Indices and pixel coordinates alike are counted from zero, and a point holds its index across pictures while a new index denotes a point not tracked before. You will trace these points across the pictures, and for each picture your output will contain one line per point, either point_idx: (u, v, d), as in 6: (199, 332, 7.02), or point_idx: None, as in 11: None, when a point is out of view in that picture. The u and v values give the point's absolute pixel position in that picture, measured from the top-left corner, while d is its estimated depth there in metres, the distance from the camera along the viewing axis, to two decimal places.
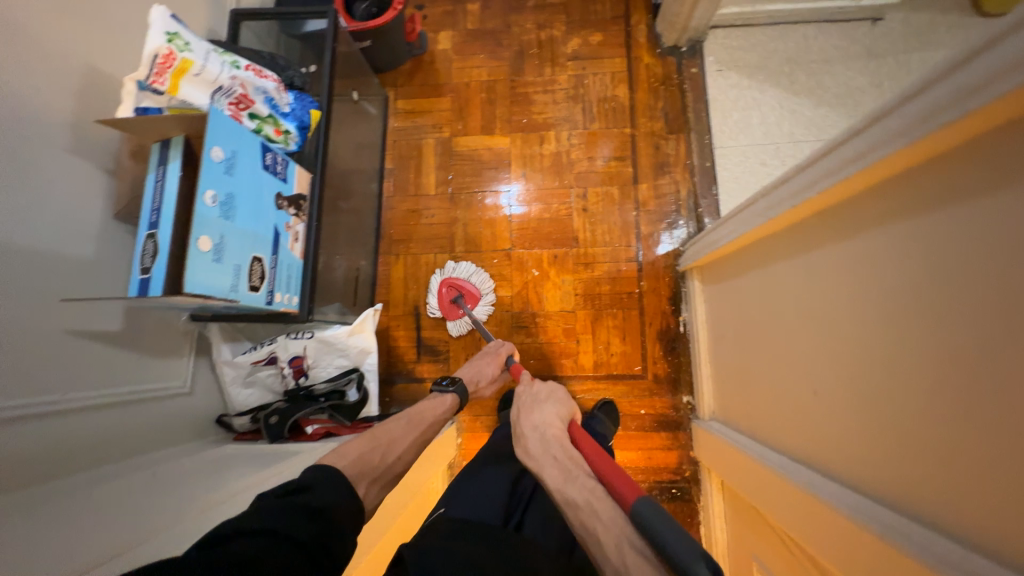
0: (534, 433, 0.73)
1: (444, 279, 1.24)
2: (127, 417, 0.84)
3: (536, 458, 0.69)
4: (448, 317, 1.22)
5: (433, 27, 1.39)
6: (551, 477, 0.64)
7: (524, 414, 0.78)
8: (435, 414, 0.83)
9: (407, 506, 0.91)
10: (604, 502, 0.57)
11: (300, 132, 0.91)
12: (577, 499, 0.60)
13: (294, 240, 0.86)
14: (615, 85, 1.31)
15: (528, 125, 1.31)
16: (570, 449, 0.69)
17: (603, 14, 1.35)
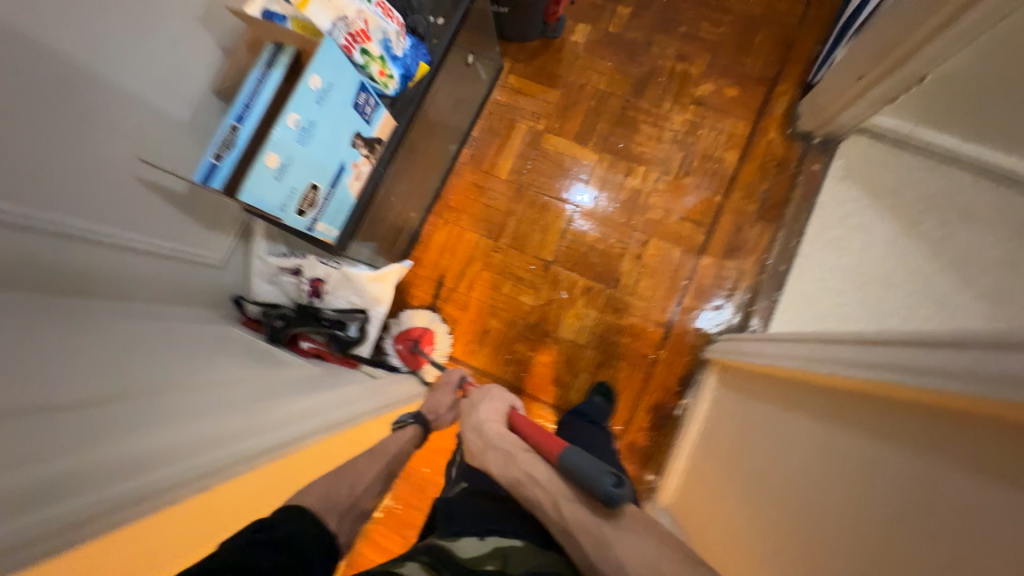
0: (473, 432, 0.84)
1: (396, 337, 1.25)
2: (165, 270, 0.91)
3: (480, 452, 0.79)
4: (416, 369, 1.22)
5: (577, 15, 1.33)
6: (494, 464, 0.75)
7: (466, 420, 0.89)
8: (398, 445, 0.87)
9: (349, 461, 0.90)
10: (540, 470, 0.69)
11: (402, 80, 0.91)
12: (519, 477, 0.71)
13: (354, 178, 0.88)
14: (727, 147, 1.23)
15: (624, 152, 1.26)
16: (506, 432, 0.81)
17: (751, 69, 1.24)
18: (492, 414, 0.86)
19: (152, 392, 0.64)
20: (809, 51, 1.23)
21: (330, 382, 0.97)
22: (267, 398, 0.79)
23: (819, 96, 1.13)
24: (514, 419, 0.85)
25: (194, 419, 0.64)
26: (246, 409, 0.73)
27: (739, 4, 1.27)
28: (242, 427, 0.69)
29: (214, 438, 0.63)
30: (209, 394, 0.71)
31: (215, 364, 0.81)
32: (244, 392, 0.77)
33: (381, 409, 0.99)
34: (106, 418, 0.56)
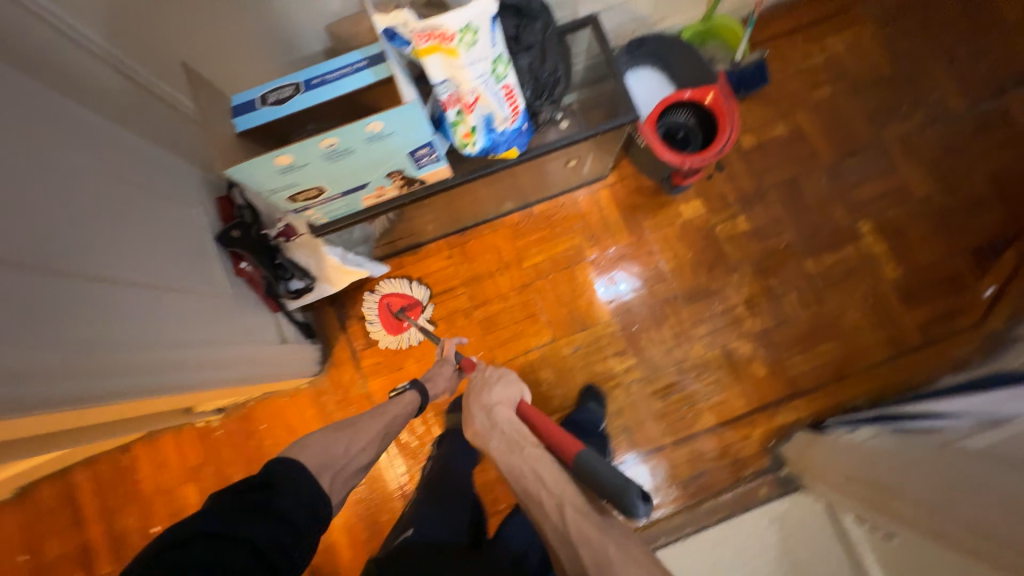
0: (481, 410, 0.75)
1: (383, 296, 1.24)
2: (164, 121, 0.93)
3: (488, 437, 0.72)
4: (393, 332, 1.23)
5: (702, 190, 1.24)
6: (500, 452, 0.69)
7: (473, 393, 0.79)
8: (394, 415, 0.86)
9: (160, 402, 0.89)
10: (548, 470, 0.64)
11: (483, 150, 0.85)
12: (521, 469, 0.65)
13: (373, 196, 0.85)
14: (710, 407, 1.17)
15: (632, 334, 1.21)
16: (515, 420, 0.73)
17: (789, 366, 1.17)
18: (503, 395, 0.77)
19: (48, 269, 0.63)
20: (848, 397, 1.14)
21: (227, 326, 0.98)
22: (150, 337, 0.78)
23: (815, 448, 1.04)
24: (524, 406, 0.76)
25: (54, 341, 0.62)
26: (114, 347, 0.71)
27: (835, 304, 1.18)
28: (92, 367, 0.67)
29: (50, 370, 0.61)
30: (97, 297, 0.70)
31: (141, 261, 0.80)
32: (138, 309, 0.77)
33: (237, 381, 0.96)
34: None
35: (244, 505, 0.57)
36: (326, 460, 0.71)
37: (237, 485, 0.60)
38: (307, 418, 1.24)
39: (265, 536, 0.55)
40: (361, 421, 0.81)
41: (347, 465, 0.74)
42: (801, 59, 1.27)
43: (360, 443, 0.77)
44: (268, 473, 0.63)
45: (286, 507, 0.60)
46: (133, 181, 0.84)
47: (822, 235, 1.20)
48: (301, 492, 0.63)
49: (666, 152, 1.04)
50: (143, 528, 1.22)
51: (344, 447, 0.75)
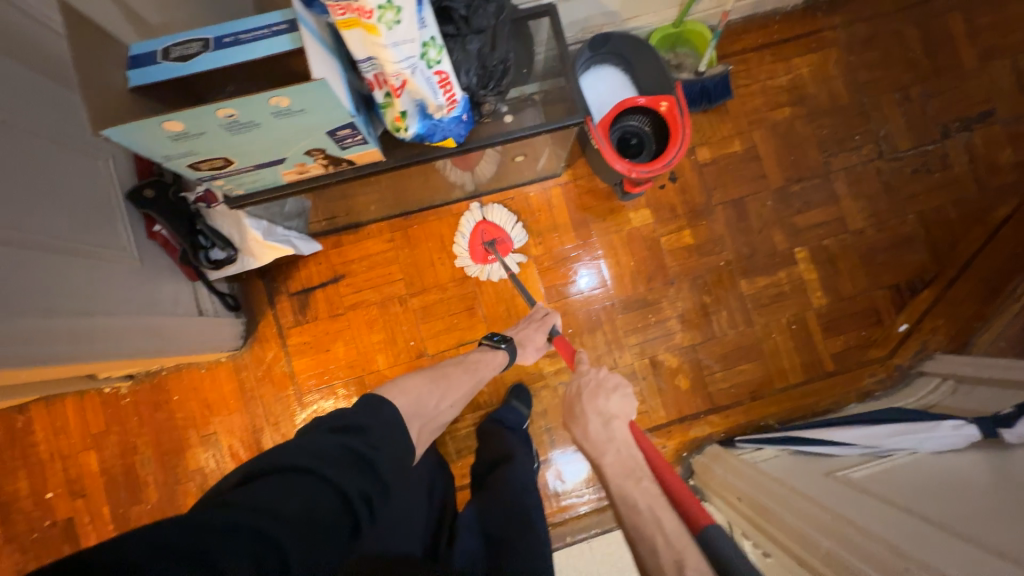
0: (598, 418, 0.77)
1: (478, 223, 1.21)
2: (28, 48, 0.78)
3: (601, 446, 0.74)
4: (477, 259, 1.21)
5: (653, 199, 1.23)
6: (613, 473, 0.70)
7: (589, 395, 0.81)
8: (483, 369, 0.98)
9: (39, 373, 0.81)
10: (667, 515, 0.62)
11: (418, 135, 0.81)
12: (639, 500, 0.65)
13: (294, 172, 0.80)
14: (634, 414, 1.20)
15: (566, 337, 1.21)
16: (632, 447, 0.74)
17: (711, 381, 1.20)
18: (622, 409, 0.78)
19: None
20: (760, 416, 1.19)
21: (126, 293, 0.90)
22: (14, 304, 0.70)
23: (720, 463, 1.09)
24: (639, 431, 0.76)
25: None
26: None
27: (762, 325, 1.22)
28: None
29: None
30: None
31: (13, 216, 0.72)
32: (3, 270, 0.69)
33: (138, 353, 0.91)
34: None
35: (337, 446, 0.58)
36: (419, 409, 0.81)
37: (331, 424, 0.61)
38: (225, 393, 1.20)
39: (354, 484, 0.54)
40: (453, 375, 0.92)
41: (433, 414, 0.85)
42: (766, 78, 1.26)
43: (448, 398, 0.89)
44: (356, 418, 0.64)
45: (369, 453, 0.59)
46: (14, 123, 0.74)
47: (760, 257, 1.23)
48: (387, 442, 0.63)
49: (617, 159, 1.02)
50: (37, 493, 1.16)
51: (435, 400, 0.85)
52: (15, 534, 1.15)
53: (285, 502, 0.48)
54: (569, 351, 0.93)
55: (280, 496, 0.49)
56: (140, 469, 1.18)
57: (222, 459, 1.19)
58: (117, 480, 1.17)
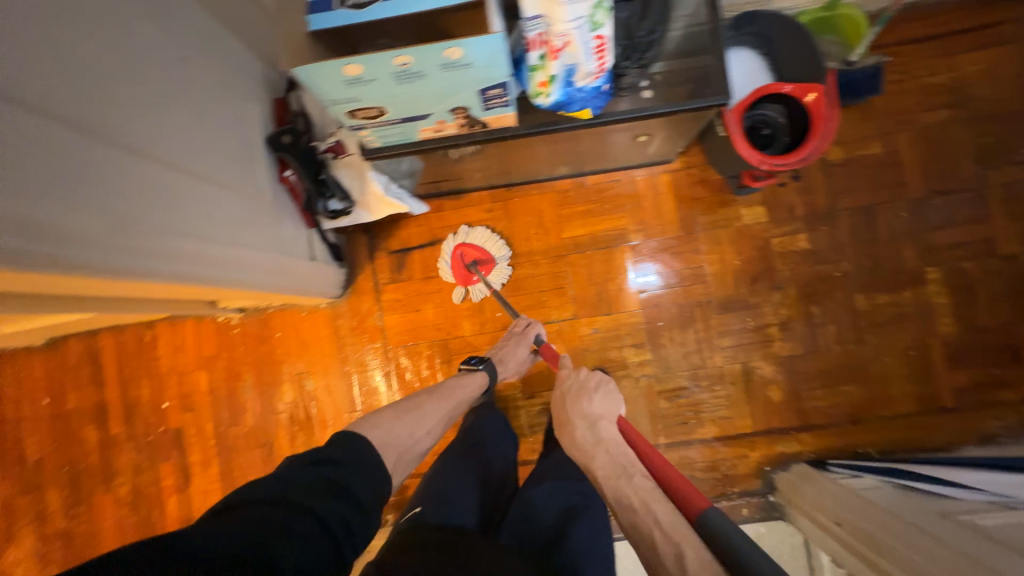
0: (585, 422, 0.85)
1: (456, 246, 1.21)
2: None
3: (592, 450, 0.80)
4: (463, 284, 1.21)
5: (769, 197, 1.16)
6: (605, 473, 0.75)
7: (574, 404, 0.89)
8: (466, 390, 0.96)
9: (188, 291, 0.89)
10: (657, 503, 0.64)
11: (556, 104, 0.79)
12: (629, 494, 0.68)
13: (431, 129, 0.81)
14: (716, 418, 1.15)
15: (654, 329, 1.18)
16: (621, 444, 0.79)
17: (806, 397, 1.13)
18: (605, 409, 0.85)
19: (97, 135, 0.62)
20: (858, 443, 1.11)
21: (262, 231, 0.97)
22: (186, 226, 0.76)
23: (809, 483, 1.03)
24: (627, 427, 0.81)
25: (94, 208, 0.61)
26: (149, 227, 0.69)
27: (874, 346, 1.12)
28: (124, 244, 0.66)
29: (83, 234, 0.60)
30: (138, 173, 0.68)
31: (192, 147, 0.79)
32: (181, 193, 0.75)
33: (266, 288, 0.98)
34: (25, 144, 0.53)
35: (315, 479, 0.61)
36: (394, 441, 0.78)
37: (305, 458, 0.65)
38: (320, 336, 1.28)
39: (331, 513, 0.58)
40: (428, 405, 0.88)
41: (409, 445, 0.80)
42: (922, 75, 1.13)
43: (423, 427, 0.84)
44: (331, 452, 0.68)
45: (347, 482, 0.63)
46: (192, 60, 0.81)
47: (882, 272, 1.12)
48: (362, 472, 0.67)
49: (746, 149, 0.96)
50: (155, 402, 1.30)
51: (408, 432, 0.81)
52: (135, 434, 1.31)
53: (262, 529, 0.51)
54: (553, 356, 1.01)
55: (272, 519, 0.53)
56: (241, 393, 1.29)
57: (311, 397, 1.27)
58: (221, 401, 1.29)
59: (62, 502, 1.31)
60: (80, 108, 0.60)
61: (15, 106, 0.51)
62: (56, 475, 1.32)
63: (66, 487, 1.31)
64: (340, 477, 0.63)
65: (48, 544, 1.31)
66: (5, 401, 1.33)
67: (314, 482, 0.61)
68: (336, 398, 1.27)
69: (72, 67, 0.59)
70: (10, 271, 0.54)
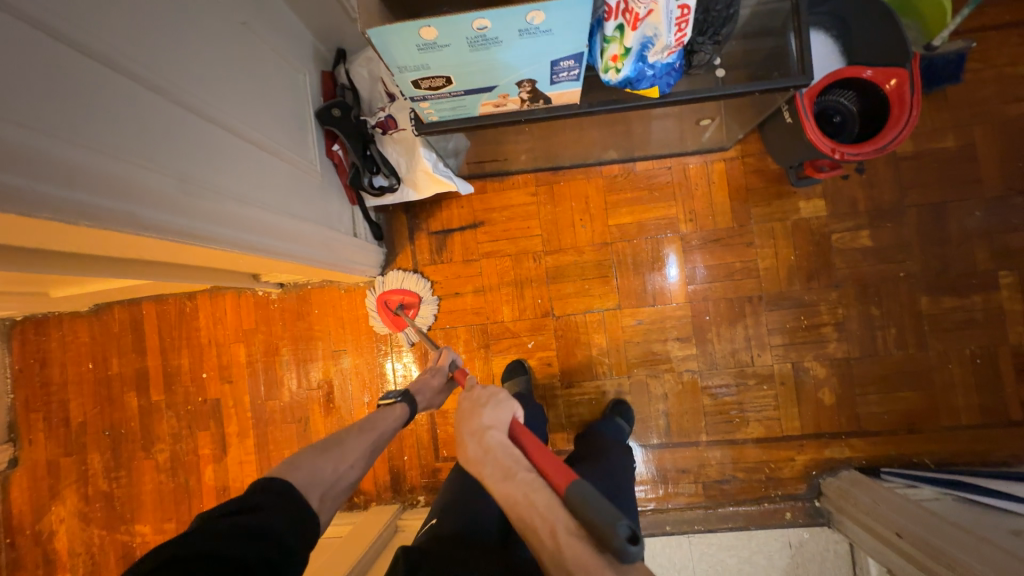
0: (472, 437, 0.67)
1: (379, 297, 1.22)
2: None
3: (481, 468, 0.63)
4: (397, 330, 1.21)
5: (831, 189, 1.10)
6: (494, 481, 0.61)
7: (462, 417, 0.70)
8: (385, 425, 0.84)
9: (241, 259, 0.90)
10: (542, 495, 0.57)
11: (624, 80, 0.76)
12: (515, 495, 0.58)
13: (492, 103, 0.78)
14: (762, 419, 1.11)
15: (700, 324, 1.14)
16: (509, 445, 0.65)
17: (859, 401, 1.08)
18: (494, 414, 0.68)
19: (172, 97, 0.62)
20: (913, 451, 1.06)
21: (311, 205, 0.96)
22: (241, 193, 0.75)
23: (862, 491, 0.99)
24: (516, 424, 0.67)
25: (171, 169, 0.61)
26: (210, 191, 0.68)
27: (936, 352, 1.06)
28: (191, 207, 0.64)
29: (155, 192, 0.58)
30: (207, 138, 0.68)
31: (250, 116, 0.79)
32: (241, 160, 0.75)
33: (315, 262, 0.98)
34: (106, 102, 0.53)
35: (230, 527, 0.55)
36: (316, 478, 0.67)
37: (218, 509, 0.58)
38: (358, 315, 1.27)
39: (249, 553, 0.53)
40: (348, 438, 0.77)
41: (335, 483, 0.69)
42: (1005, 64, 1.06)
43: (349, 460, 0.74)
44: (250, 497, 0.60)
45: (270, 526, 0.57)
46: (251, 27, 0.81)
47: (951, 274, 1.06)
48: (288, 509, 0.60)
49: (819, 138, 0.91)
50: (194, 371, 1.32)
51: (332, 466, 0.70)
52: (175, 402, 1.33)
53: None
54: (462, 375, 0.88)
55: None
56: (278, 368, 1.30)
57: (346, 375, 1.28)
58: (258, 375, 1.31)
59: (105, 464, 1.35)
60: (157, 68, 0.60)
61: (97, 62, 0.52)
62: (98, 438, 1.35)
63: (109, 450, 1.35)
64: (257, 521, 0.57)
65: (90, 504, 1.34)
66: (52, 363, 1.37)
67: (232, 529, 0.55)
68: (371, 378, 1.27)
69: (146, 26, 0.59)
70: (91, 227, 0.54)
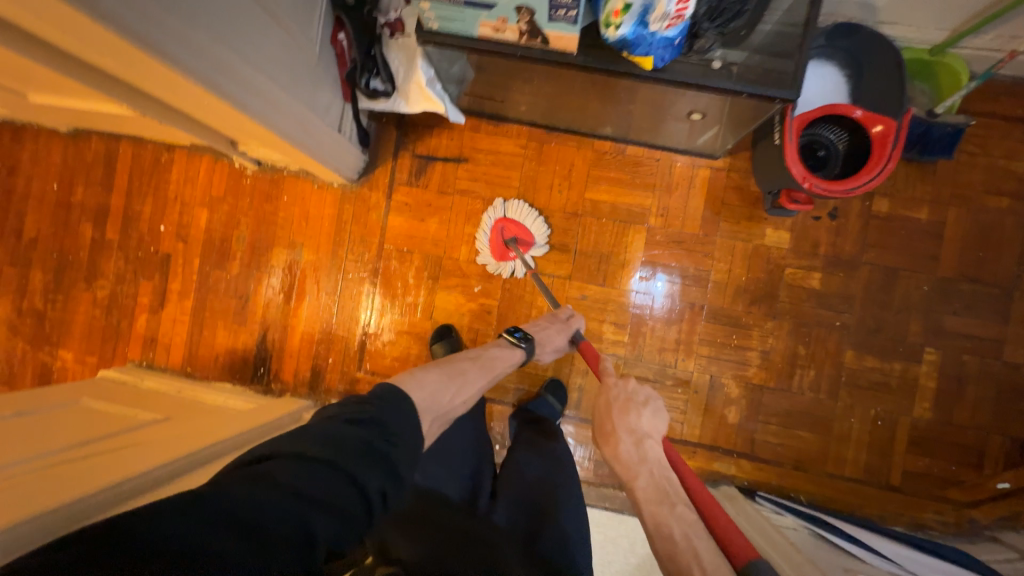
0: (629, 436, 0.77)
1: (498, 219, 1.19)
2: None
3: (636, 472, 0.72)
4: (500, 259, 1.19)
5: (799, 225, 1.12)
6: (646, 499, 0.68)
7: (616, 416, 0.80)
8: (501, 367, 0.90)
9: (215, 110, 0.90)
10: (708, 545, 0.60)
11: (621, 42, 0.76)
12: (675, 530, 0.62)
13: (491, 26, 0.79)
14: (669, 420, 1.15)
15: (640, 316, 1.17)
16: (666, 467, 0.72)
17: (760, 428, 1.13)
18: (652, 426, 0.78)
19: None
20: (793, 486, 1.11)
21: (301, 84, 0.97)
22: (228, 39, 0.75)
23: (731, 503, 1.04)
24: (672, 449, 0.75)
25: None
26: (196, 27, 0.68)
27: (845, 405, 1.11)
28: (170, 28, 0.64)
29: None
30: None
31: None
32: (237, 11, 0.75)
33: (289, 138, 0.99)
34: None
35: (351, 436, 0.55)
36: (434, 403, 0.71)
37: (346, 414, 0.58)
38: (323, 214, 1.29)
39: (369, 480, 0.52)
40: (470, 371, 0.83)
41: (444, 411, 0.74)
42: (999, 157, 1.07)
43: (462, 395, 0.79)
44: (376, 408, 0.61)
45: (388, 451, 0.56)
46: None
47: (882, 337, 1.10)
48: (408, 438, 0.60)
49: (794, 161, 0.92)
50: (153, 221, 1.34)
51: (448, 397, 0.75)
52: (127, 245, 1.35)
53: (288, 491, 0.47)
54: (594, 357, 0.91)
55: (300, 486, 0.48)
56: (234, 242, 1.31)
57: (298, 268, 1.30)
58: (213, 243, 1.32)
59: (45, 284, 1.37)
60: None
61: None
62: (45, 259, 1.37)
63: (52, 272, 1.37)
64: (381, 445, 0.56)
65: (21, 317, 1.37)
66: (19, 173, 1.37)
67: (364, 447, 0.55)
68: (319, 278, 1.29)
69: None
70: (61, 9, 0.54)
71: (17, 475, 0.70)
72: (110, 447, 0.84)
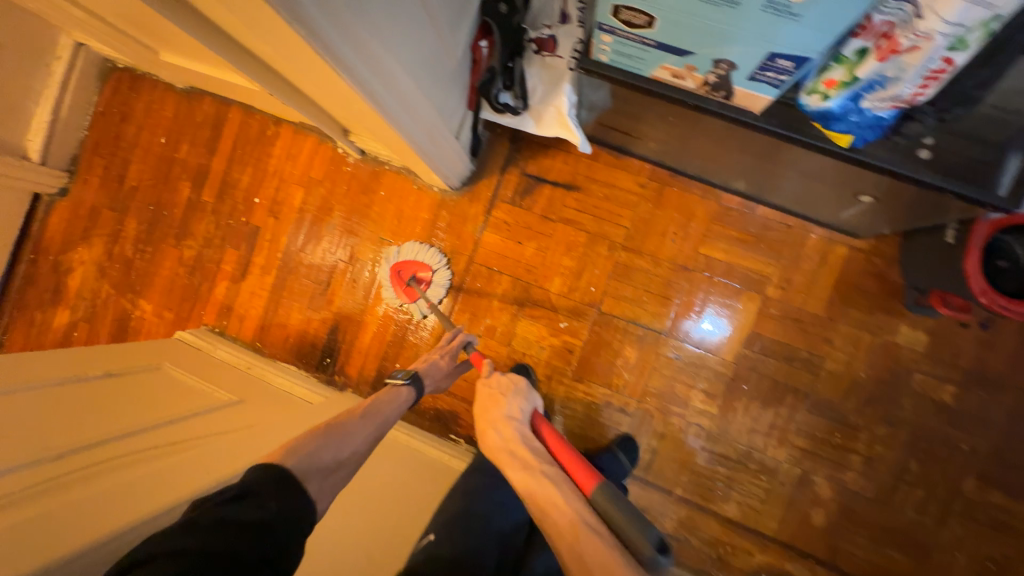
0: (500, 424, 0.77)
1: (393, 266, 1.23)
2: None
3: (506, 452, 0.73)
4: (408, 300, 1.23)
5: (941, 330, 1.00)
6: (516, 470, 0.69)
7: (486, 407, 0.80)
8: (388, 410, 0.81)
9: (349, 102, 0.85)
10: (568, 492, 0.63)
11: (823, 111, 0.68)
12: (540, 491, 0.64)
13: (672, 71, 0.70)
14: (744, 505, 1.06)
15: (734, 389, 1.08)
16: (531, 438, 0.74)
17: (846, 537, 1.03)
18: (520, 409, 0.78)
19: None
20: None
21: (439, 87, 0.90)
22: (386, 36, 0.70)
23: None
24: (537, 419, 0.77)
25: None
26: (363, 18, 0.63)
27: (952, 535, 0.99)
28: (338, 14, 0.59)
29: None
30: None
31: None
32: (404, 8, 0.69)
33: (411, 139, 0.94)
34: None
35: (219, 518, 0.51)
36: (317, 466, 0.62)
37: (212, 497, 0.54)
38: (417, 217, 1.24)
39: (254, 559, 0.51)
40: (349, 422, 0.73)
41: (334, 474, 0.64)
42: None
43: (349, 448, 0.69)
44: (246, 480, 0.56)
45: (263, 518, 0.53)
46: None
47: (1013, 472, 0.98)
48: (290, 504, 0.56)
49: (975, 272, 0.79)
50: (248, 192, 1.33)
51: (332, 455, 0.65)
52: (220, 210, 1.35)
53: None
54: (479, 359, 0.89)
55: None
56: (323, 227, 1.29)
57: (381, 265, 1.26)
58: (304, 224, 1.30)
59: (137, 232, 1.39)
60: None
61: None
62: (141, 209, 1.39)
63: (145, 223, 1.39)
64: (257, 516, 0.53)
65: (111, 261, 1.40)
66: (131, 121, 1.39)
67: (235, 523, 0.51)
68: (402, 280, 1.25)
69: None
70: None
71: (88, 459, 0.68)
72: (190, 434, 0.82)
